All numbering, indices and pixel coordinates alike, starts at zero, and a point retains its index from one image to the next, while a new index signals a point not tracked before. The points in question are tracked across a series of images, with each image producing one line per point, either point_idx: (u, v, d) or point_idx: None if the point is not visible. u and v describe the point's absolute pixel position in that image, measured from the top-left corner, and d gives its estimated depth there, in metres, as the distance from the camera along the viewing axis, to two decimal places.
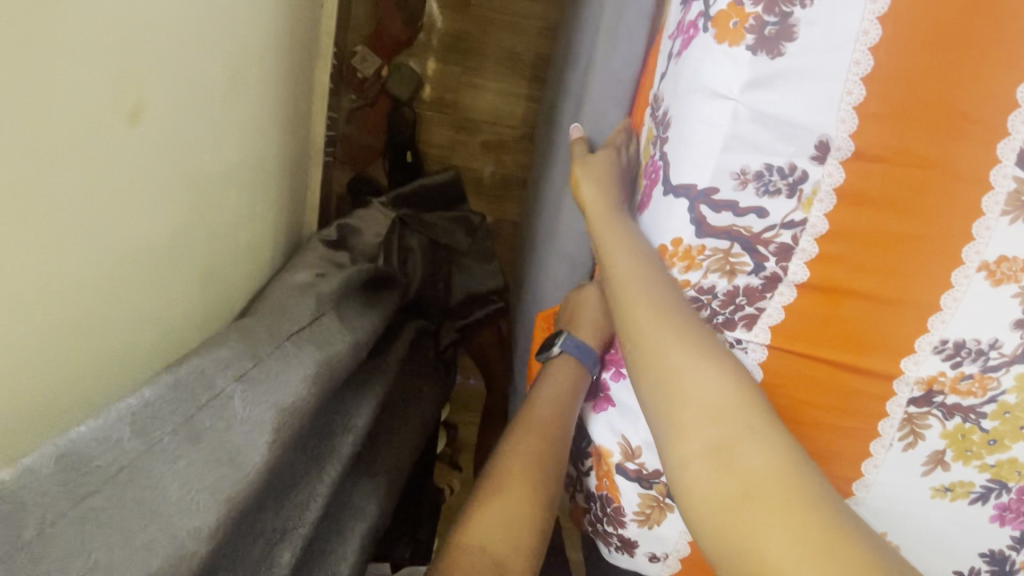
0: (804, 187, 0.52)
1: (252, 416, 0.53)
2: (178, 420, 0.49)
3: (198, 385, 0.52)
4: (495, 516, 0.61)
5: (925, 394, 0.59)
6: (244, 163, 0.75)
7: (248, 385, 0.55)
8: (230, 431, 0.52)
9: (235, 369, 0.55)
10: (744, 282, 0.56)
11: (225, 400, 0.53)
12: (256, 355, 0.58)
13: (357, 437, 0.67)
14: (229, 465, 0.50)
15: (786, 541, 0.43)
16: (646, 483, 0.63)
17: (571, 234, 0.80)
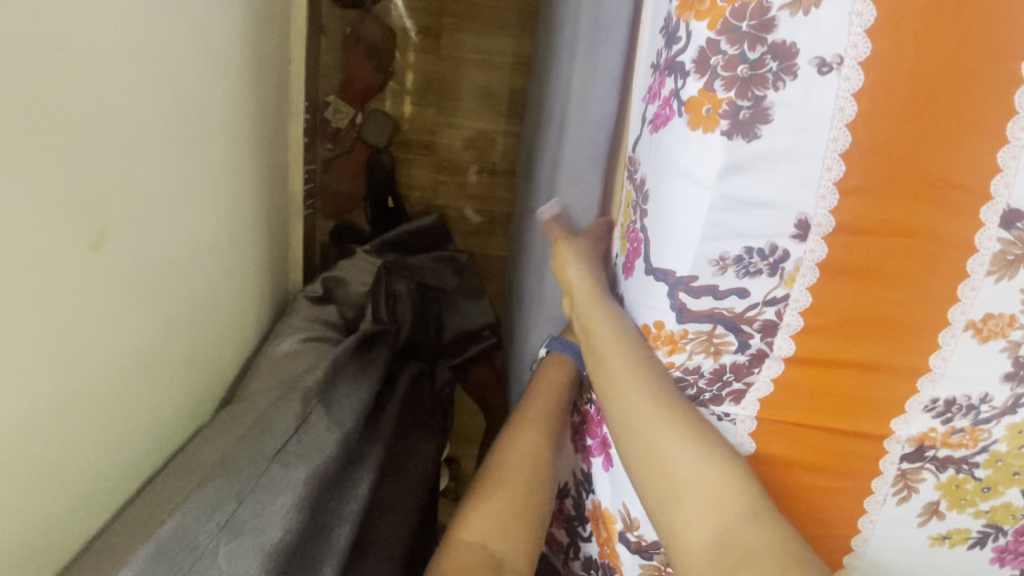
0: (785, 265, 0.52)
1: (236, 572, 0.52)
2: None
3: (184, 552, 0.51)
4: (488, 515, 0.65)
5: (917, 450, 0.59)
6: (221, 248, 0.74)
7: (233, 538, 0.53)
8: None
9: (218, 517, 0.54)
10: (731, 360, 0.56)
11: (211, 558, 0.52)
12: (241, 493, 0.57)
13: (352, 525, 0.66)
14: None
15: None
16: (646, 554, 0.62)
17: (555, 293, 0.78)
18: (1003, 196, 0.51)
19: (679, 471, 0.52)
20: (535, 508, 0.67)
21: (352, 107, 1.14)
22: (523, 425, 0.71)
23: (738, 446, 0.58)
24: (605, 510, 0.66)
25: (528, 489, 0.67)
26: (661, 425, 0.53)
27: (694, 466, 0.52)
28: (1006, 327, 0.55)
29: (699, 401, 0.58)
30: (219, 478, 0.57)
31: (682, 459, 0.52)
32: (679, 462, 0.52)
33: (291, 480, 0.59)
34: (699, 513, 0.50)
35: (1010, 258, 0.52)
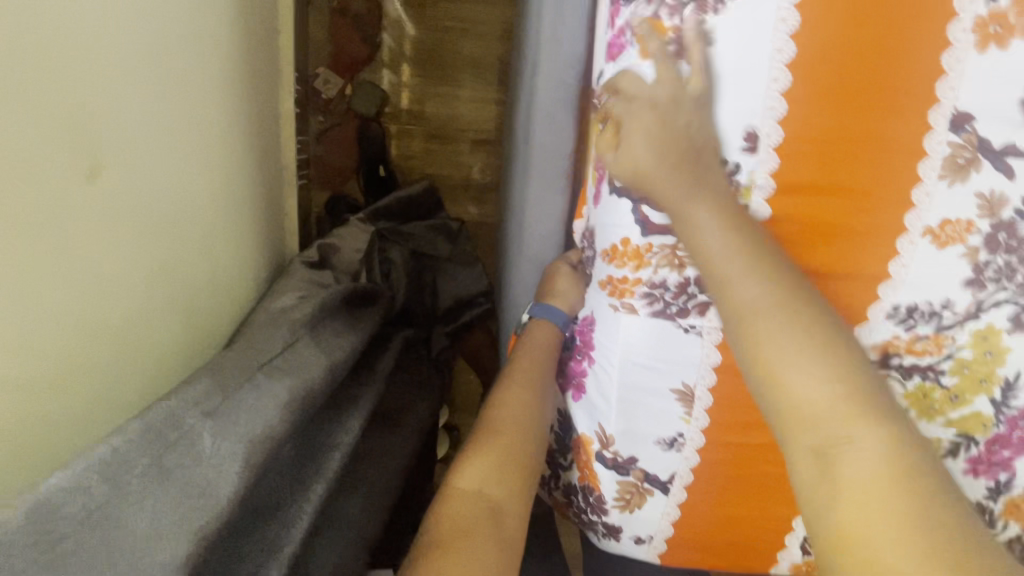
0: (739, 178, 0.55)
1: (220, 449, 0.55)
2: (147, 462, 0.52)
3: (169, 428, 0.55)
4: (482, 463, 0.62)
5: (882, 357, 0.61)
6: (217, 202, 0.77)
7: (217, 424, 0.57)
8: (197, 466, 0.54)
9: (204, 406, 0.58)
10: (695, 273, 0.58)
11: (195, 437, 0.55)
12: (225, 390, 0.60)
13: (345, 451, 0.68)
14: (197, 500, 0.51)
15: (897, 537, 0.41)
16: (623, 469, 0.65)
17: (534, 236, 0.79)
18: (949, 100, 0.53)
19: (811, 391, 0.46)
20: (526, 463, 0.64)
21: (342, 78, 1.17)
22: (517, 381, 0.68)
23: (706, 359, 0.61)
24: (582, 435, 0.68)
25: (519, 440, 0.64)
26: (798, 328, 0.48)
27: (829, 378, 0.47)
28: (963, 232, 0.56)
29: (668, 315, 0.60)
30: (210, 381, 0.61)
31: (808, 370, 0.47)
32: (804, 379, 0.47)
33: (276, 388, 0.62)
34: (826, 424, 0.45)
35: (960, 162, 0.54)
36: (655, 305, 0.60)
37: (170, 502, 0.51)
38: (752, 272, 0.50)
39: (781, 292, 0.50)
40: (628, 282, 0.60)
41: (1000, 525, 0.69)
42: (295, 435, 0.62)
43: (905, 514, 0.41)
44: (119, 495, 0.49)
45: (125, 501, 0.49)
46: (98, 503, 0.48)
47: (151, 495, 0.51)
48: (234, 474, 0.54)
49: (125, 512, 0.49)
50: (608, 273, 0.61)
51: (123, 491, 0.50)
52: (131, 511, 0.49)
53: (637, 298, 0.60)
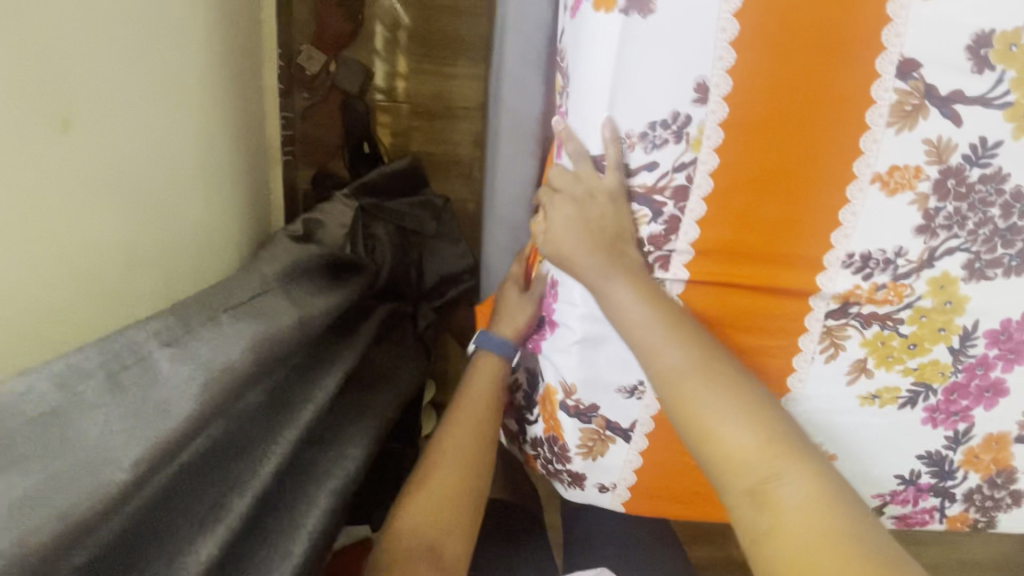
0: (689, 130, 0.56)
1: (180, 374, 0.52)
2: (99, 378, 0.49)
3: (125, 349, 0.52)
4: (425, 504, 0.66)
5: (841, 306, 0.61)
6: (209, 165, 0.78)
7: (175, 349, 0.54)
8: (155, 388, 0.51)
9: (166, 335, 0.55)
10: (649, 232, 0.59)
11: (150, 357, 0.52)
12: (189, 325, 0.57)
13: (315, 409, 0.68)
14: (159, 416, 0.49)
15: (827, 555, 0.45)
16: (585, 417, 0.67)
17: (505, 198, 0.81)
18: (896, 46, 0.54)
19: (732, 437, 0.51)
20: (468, 497, 0.69)
21: (326, 55, 1.19)
22: (460, 421, 0.72)
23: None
24: (548, 386, 0.69)
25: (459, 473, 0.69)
26: (711, 380, 0.53)
27: (745, 422, 0.52)
28: (912, 178, 0.57)
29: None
30: (172, 314, 0.57)
31: (726, 419, 0.52)
32: (725, 426, 0.52)
33: (242, 329, 0.60)
34: (746, 471, 0.50)
35: (908, 109, 0.55)
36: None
37: (123, 417, 0.48)
38: (670, 340, 0.55)
39: (696, 353, 0.55)
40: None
41: (960, 475, 0.70)
42: (255, 375, 0.60)
43: (823, 529, 0.47)
44: (68, 404, 0.46)
45: (77, 410, 0.46)
46: (44, 412, 0.45)
47: (103, 408, 0.47)
48: (192, 400, 0.51)
49: (75, 421, 0.46)
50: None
51: (73, 401, 0.46)
52: (79, 421, 0.46)
53: None
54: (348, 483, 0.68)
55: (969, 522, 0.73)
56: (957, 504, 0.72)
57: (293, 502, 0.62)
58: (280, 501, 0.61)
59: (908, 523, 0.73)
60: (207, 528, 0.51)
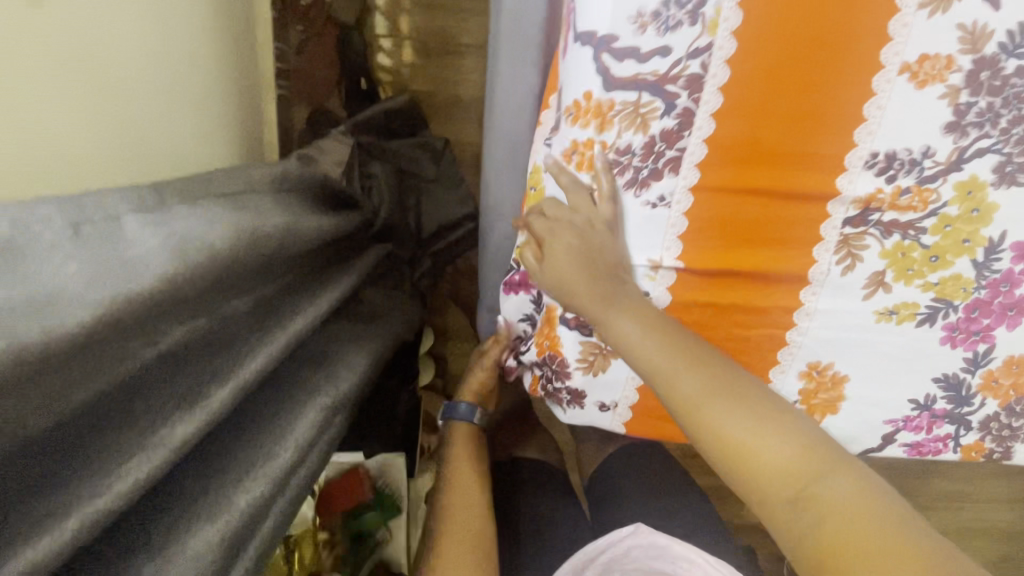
0: (705, 10, 0.51)
1: (152, 242, 0.40)
2: (61, 222, 0.35)
3: (92, 201, 0.39)
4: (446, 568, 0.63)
5: (861, 213, 0.58)
6: (181, 64, 0.67)
7: (146, 213, 0.42)
8: (121, 247, 0.38)
9: (136, 201, 0.43)
10: (660, 127, 0.54)
11: (117, 213, 0.40)
12: (161, 198, 0.46)
13: (308, 318, 0.65)
14: (125, 272, 0.36)
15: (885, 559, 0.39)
16: (585, 329, 0.64)
17: (504, 115, 0.76)
18: None
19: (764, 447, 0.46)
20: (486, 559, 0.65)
21: None
22: (456, 489, 0.74)
23: (671, 228, 0.59)
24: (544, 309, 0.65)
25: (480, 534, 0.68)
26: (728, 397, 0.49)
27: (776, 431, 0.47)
28: (943, 70, 0.53)
29: (637, 183, 0.57)
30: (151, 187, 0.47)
31: (755, 431, 0.47)
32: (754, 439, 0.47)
33: (230, 213, 0.52)
34: (781, 479, 0.45)
35: None
36: (624, 175, 0.56)
37: (96, 265, 0.35)
38: (682, 362, 0.51)
39: (708, 373, 0.51)
40: (593, 148, 0.55)
41: (977, 402, 0.67)
42: (249, 262, 0.52)
43: (879, 529, 0.40)
44: (23, 235, 0.33)
45: (37, 246, 0.33)
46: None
47: (65, 248, 0.34)
48: (169, 265, 0.40)
49: (37, 258, 0.33)
50: (569, 141, 0.55)
51: (31, 236, 0.33)
52: (43, 264, 0.33)
53: (604, 166, 0.56)
54: (341, 400, 0.66)
55: (984, 452, 0.71)
56: (972, 432, 0.69)
57: (281, 408, 0.57)
58: (270, 403, 0.57)
59: (921, 452, 0.71)
60: (186, 411, 0.44)
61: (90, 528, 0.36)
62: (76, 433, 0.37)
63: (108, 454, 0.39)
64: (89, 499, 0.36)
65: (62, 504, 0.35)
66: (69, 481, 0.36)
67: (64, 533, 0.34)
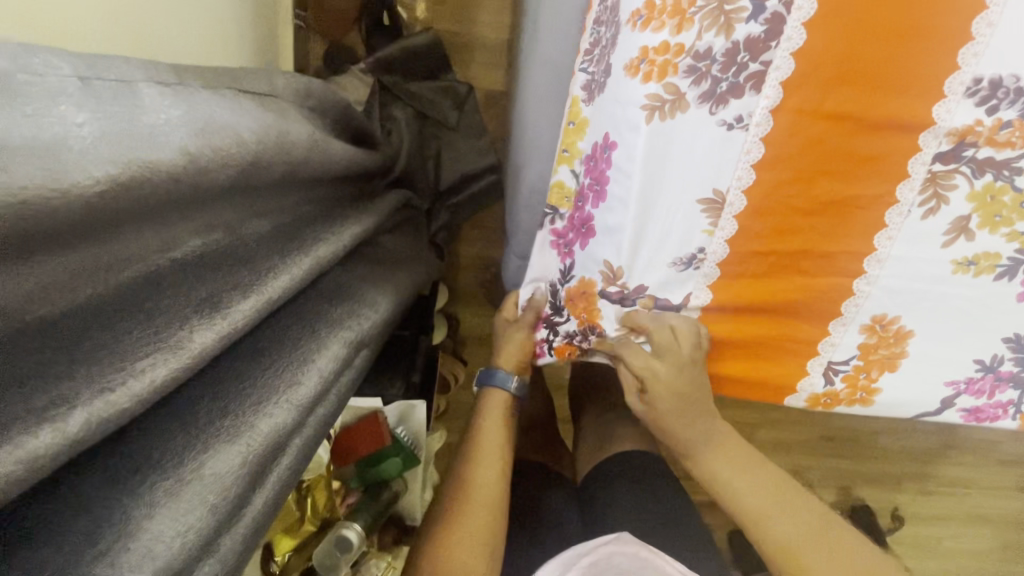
0: None
1: (177, 114, 0.34)
2: (70, 71, 0.29)
3: (102, 60, 0.33)
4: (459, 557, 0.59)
5: (954, 148, 0.52)
6: None
7: (166, 87, 0.36)
8: (142, 112, 0.32)
9: (155, 74, 0.37)
10: (744, 34, 0.49)
11: (131, 78, 0.34)
12: (183, 78, 0.40)
13: (331, 246, 0.60)
14: (148, 140, 0.31)
15: (790, 528, 0.61)
16: (628, 304, 0.58)
17: (550, 36, 0.70)
18: None
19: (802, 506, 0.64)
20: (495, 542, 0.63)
21: None
22: (481, 466, 0.69)
23: (746, 154, 0.52)
24: (586, 288, 0.60)
25: (492, 515, 0.65)
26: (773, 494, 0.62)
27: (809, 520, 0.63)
28: None
29: (714, 98, 0.51)
30: (163, 63, 0.40)
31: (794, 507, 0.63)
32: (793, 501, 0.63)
33: (256, 109, 0.46)
34: (759, 506, 0.62)
35: None
36: (701, 86, 0.50)
37: (111, 121, 0.29)
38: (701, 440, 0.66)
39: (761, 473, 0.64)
40: (667, 53, 0.49)
41: None
42: (277, 167, 0.46)
43: (789, 501, 0.63)
44: (27, 72, 0.26)
45: (39, 84, 0.27)
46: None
47: (74, 96, 0.28)
48: (193, 142, 0.34)
49: (42, 100, 0.26)
50: (639, 47, 0.50)
51: (34, 76, 0.27)
52: (46, 104, 0.26)
53: (680, 73, 0.49)
54: (361, 337, 0.61)
55: None
56: None
57: (303, 337, 0.52)
58: (290, 331, 0.52)
59: (977, 419, 0.65)
60: (203, 314, 0.38)
61: (99, 427, 0.29)
62: (77, 330, 0.32)
63: (115, 347, 0.33)
64: (99, 393, 0.30)
65: (62, 394, 0.29)
66: (71, 370, 0.30)
67: (69, 427, 0.28)
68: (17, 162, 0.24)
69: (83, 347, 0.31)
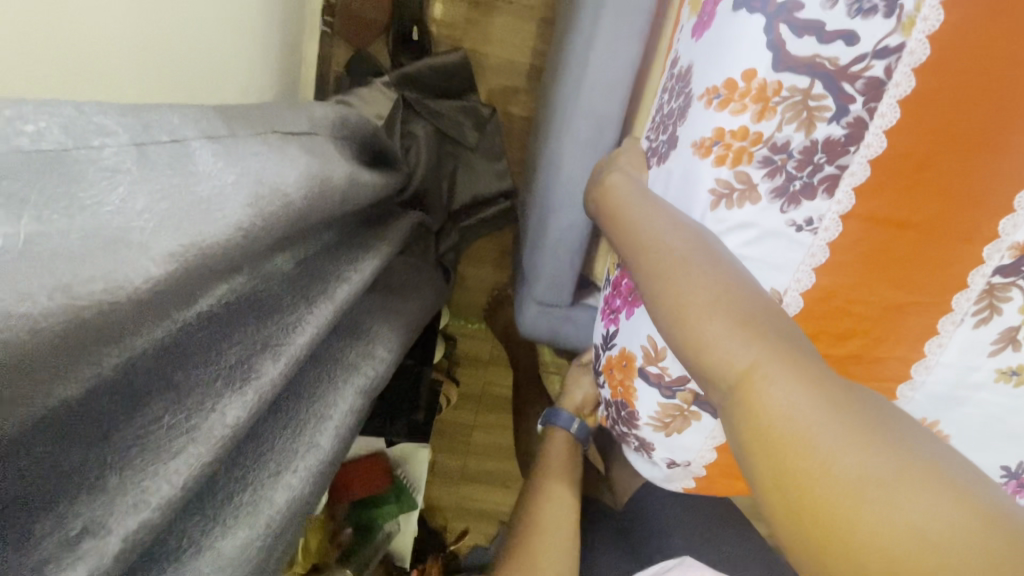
0: (904, 3, 0.44)
1: (223, 179, 0.31)
2: (125, 137, 0.27)
3: (155, 117, 0.30)
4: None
5: (1016, 262, 0.50)
6: None
7: (216, 141, 0.33)
8: (190, 181, 0.29)
9: (207, 126, 0.33)
10: (824, 134, 0.47)
11: (184, 136, 0.31)
12: (230, 123, 0.36)
13: (352, 287, 0.54)
14: (203, 218, 0.29)
15: (776, 385, 0.35)
16: (668, 390, 0.54)
17: (599, 86, 0.67)
18: None
19: (774, 402, 0.34)
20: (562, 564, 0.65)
21: None
22: (544, 496, 0.72)
23: (809, 258, 0.50)
24: (626, 358, 0.57)
25: (558, 540, 0.67)
26: (782, 491, 0.33)
27: (758, 337, 0.37)
28: None
29: (787, 195, 0.49)
30: (212, 108, 0.36)
31: (874, 505, 0.31)
32: (827, 447, 0.32)
33: (297, 151, 0.42)
34: (710, 341, 0.38)
35: None
36: (774, 180, 0.48)
37: (168, 203, 0.27)
38: (654, 231, 0.47)
39: (813, 469, 0.32)
40: (745, 139, 0.48)
41: None
42: (313, 220, 0.42)
43: (799, 437, 0.33)
44: (84, 149, 0.25)
45: (95, 163, 0.25)
46: (47, 152, 0.24)
47: (132, 174, 0.27)
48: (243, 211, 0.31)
49: (100, 184, 0.25)
50: (715, 127, 0.48)
51: (92, 151, 0.25)
52: (100, 183, 0.25)
53: (754, 163, 0.48)
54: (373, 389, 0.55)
55: None
56: None
57: (318, 388, 0.49)
58: (307, 382, 0.48)
59: None
60: (233, 389, 0.36)
61: (127, 554, 0.29)
62: (104, 414, 0.30)
63: (149, 442, 0.31)
64: (129, 511, 0.29)
65: (94, 517, 0.28)
66: (103, 476, 0.29)
67: (102, 557, 0.28)
68: (83, 272, 0.23)
69: (114, 448, 0.30)
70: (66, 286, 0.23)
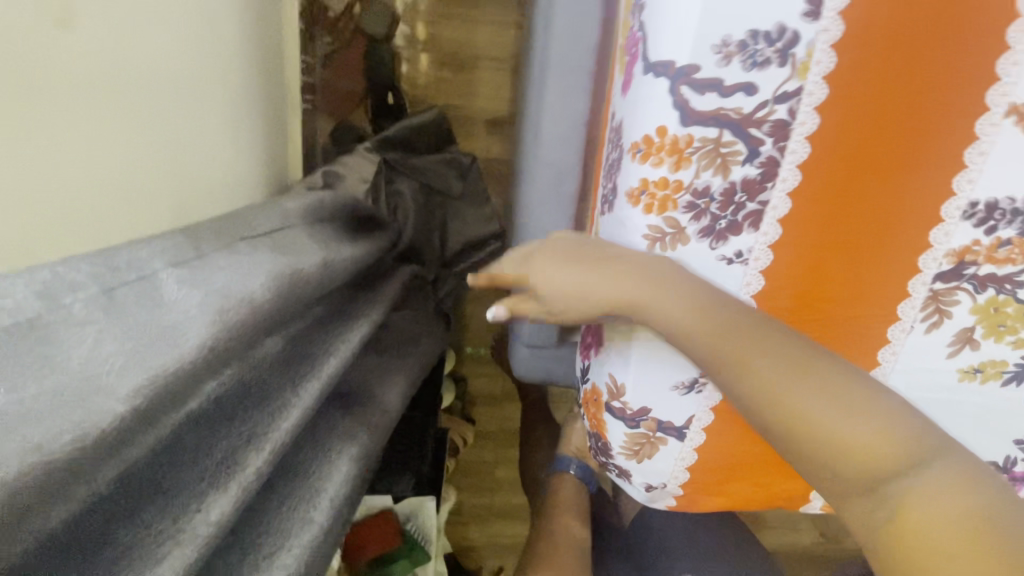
0: (796, 51, 0.47)
1: (188, 303, 0.40)
2: (94, 288, 0.37)
3: (127, 263, 0.39)
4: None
5: (954, 267, 0.52)
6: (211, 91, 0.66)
7: (182, 268, 0.42)
8: (162, 311, 0.39)
9: (173, 255, 0.42)
10: (741, 175, 0.50)
11: (151, 270, 0.40)
12: (199, 249, 0.44)
13: (340, 360, 0.57)
14: (163, 345, 0.37)
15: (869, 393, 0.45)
16: (632, 421, 0.57)
17: (550, 139, 0.72)
18: None
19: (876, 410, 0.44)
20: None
21: None
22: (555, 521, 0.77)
23: (746, 287, 0.53)
24: (594, 392, 0.61)
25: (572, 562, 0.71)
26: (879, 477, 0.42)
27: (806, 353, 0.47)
28: None
29: (714, 233, 0.52)
30: (182, 237, 0.44)
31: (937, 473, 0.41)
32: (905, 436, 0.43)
33: (267, 255, 0.49)
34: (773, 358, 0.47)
35: None
36: (701, 222, 0.52)
37: (135, 340, 0.36)
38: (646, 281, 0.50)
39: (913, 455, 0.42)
40: (667, 188, 0.51)
41: None
42: (284, 316, 0.47)
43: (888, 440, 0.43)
44: (56, 310, 0.34)
45: (65, 321, 0.34)
46: (23, 321, 0.33)
47: (99, 323, 0.36)
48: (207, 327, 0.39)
49: (67, 335, 0.34)
50: (640, 178, 0.52)
51: (64, 312, 0.35)
52: (67, 336, 0.34)
53: (679, 209, 0.51)
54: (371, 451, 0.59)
55: None
56: None
57: (314, 462, 0.54)
58: (303, 458, 0.54)
59: None
60: (219, 486, 0.41)
61: None
62: (99, 530, 0.36)
63: (137, 552, 0.37)
64: None
65: None
66: None
67: None
68: (51, 429, 0.30)
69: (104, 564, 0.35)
70: (33, 446, 0.29)
